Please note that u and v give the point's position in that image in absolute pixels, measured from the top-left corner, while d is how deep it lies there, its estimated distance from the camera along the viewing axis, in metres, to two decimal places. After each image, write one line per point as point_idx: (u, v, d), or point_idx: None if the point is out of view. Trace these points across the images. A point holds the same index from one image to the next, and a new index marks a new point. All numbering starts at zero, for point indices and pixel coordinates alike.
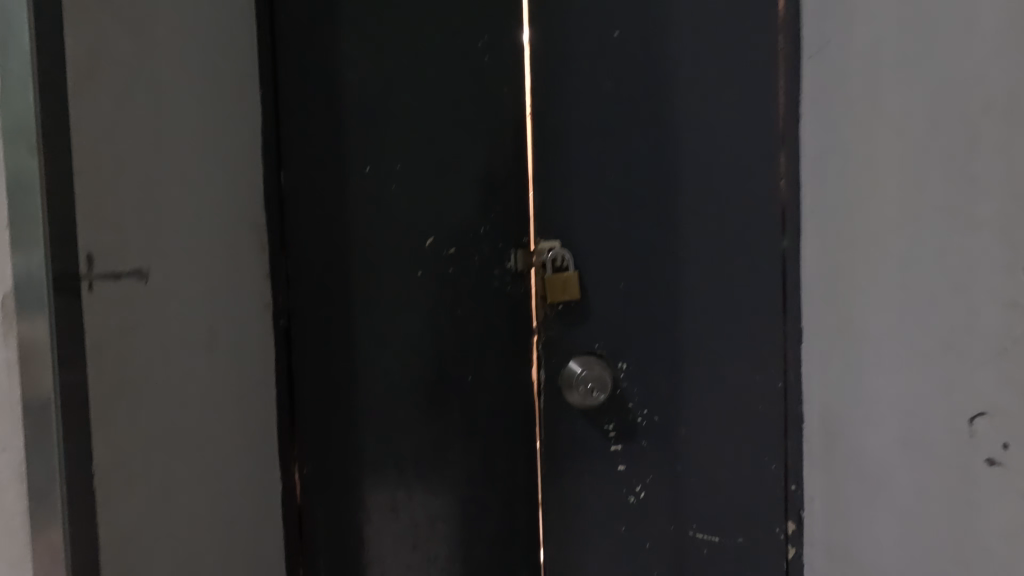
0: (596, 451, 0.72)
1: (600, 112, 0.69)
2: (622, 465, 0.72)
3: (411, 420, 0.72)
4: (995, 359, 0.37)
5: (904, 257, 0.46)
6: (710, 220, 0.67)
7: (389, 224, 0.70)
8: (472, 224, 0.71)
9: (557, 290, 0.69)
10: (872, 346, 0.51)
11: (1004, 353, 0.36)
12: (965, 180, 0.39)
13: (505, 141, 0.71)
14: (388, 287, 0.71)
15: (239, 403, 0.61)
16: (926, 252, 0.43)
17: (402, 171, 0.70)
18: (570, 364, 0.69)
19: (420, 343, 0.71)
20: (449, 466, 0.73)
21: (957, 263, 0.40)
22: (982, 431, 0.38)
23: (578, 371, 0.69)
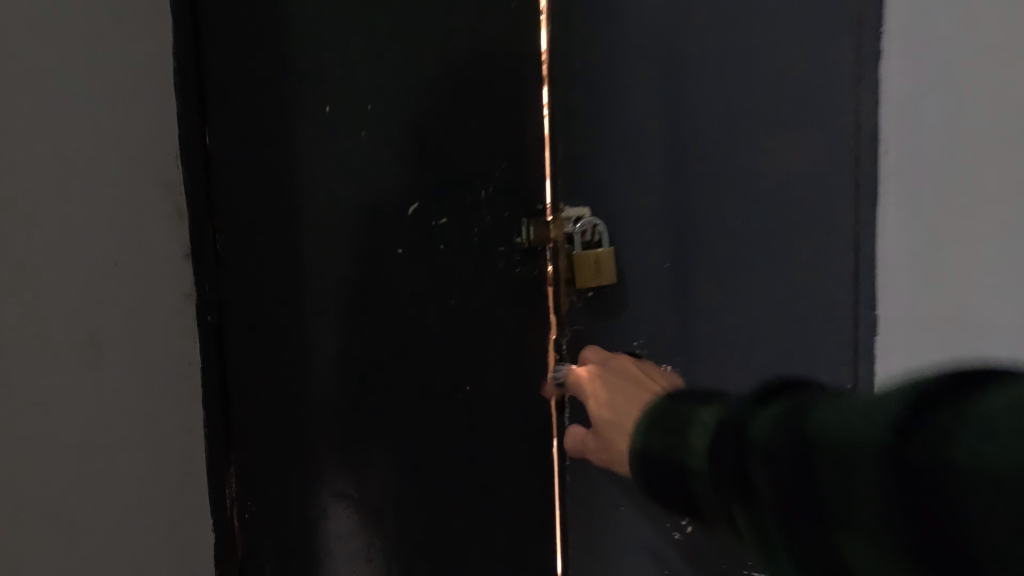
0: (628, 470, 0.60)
1: (641, 45, 0.54)
2: None
3: (392, 444, 0.56)
4: None
5: None
6: (775, 183, 0.55)
7: (360, 188, 0.52)
8: (470, 187, 0.54)
9: (589, 273, 0.55)
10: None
11: None
12: None
13: (515, 82, 0.54)
14: (360, 273, 0.53)
15: (144, 429, 0.46)
16: None
17: (378, 117, 0.52)
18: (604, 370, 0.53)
19: (404, 345, 0.55)
20: (442, 498, 0.58)
21: None
22: None
23: None
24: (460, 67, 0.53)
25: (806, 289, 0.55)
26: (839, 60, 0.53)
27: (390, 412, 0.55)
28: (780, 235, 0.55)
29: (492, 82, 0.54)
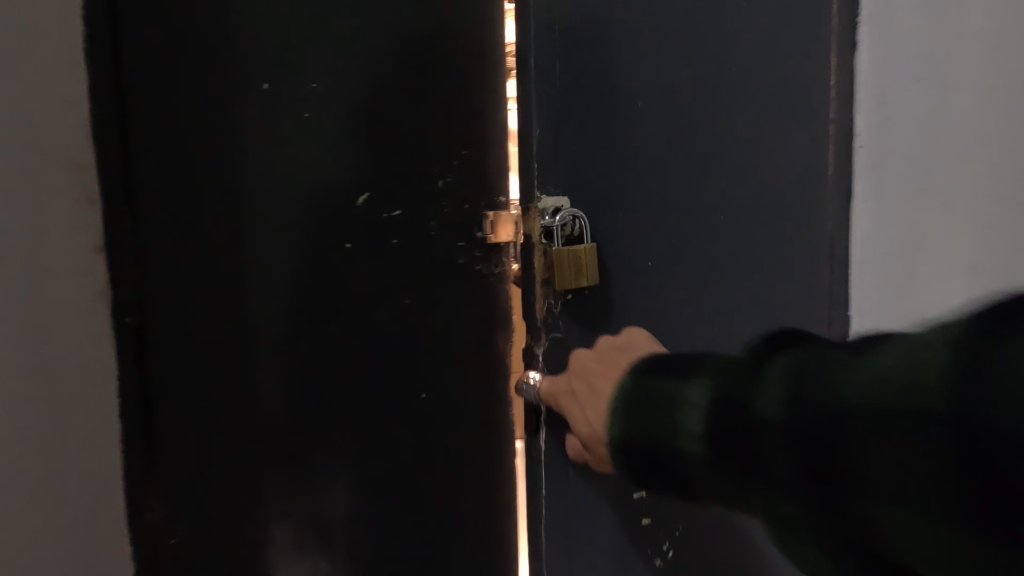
0: (621, 505, 0.51)
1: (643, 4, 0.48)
2: (647, 516, 0.52)
3: (338, 458, 0.51)
4: None
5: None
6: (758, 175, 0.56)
7: (305, 175, 0.48)
8: (425, 176, 0.50)
9: (569, 272, 0.46)
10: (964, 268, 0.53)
11: None
12: None
13: (481, 61, 0.50)
14: (304, 269, 0.48)
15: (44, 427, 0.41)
16: None
17: (325, 98, 0.47)
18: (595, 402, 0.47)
19: (354, 349, 0.50)
20: (393, 521, 0.52)
21: None
22: None
23: None
24: (414, 44, 0.49)
25: (779, 254, 0.58)
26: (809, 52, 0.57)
27: (337, 422, 0.50)
28: (758, 224, 0.56)
29: (455, 61, 0.49)
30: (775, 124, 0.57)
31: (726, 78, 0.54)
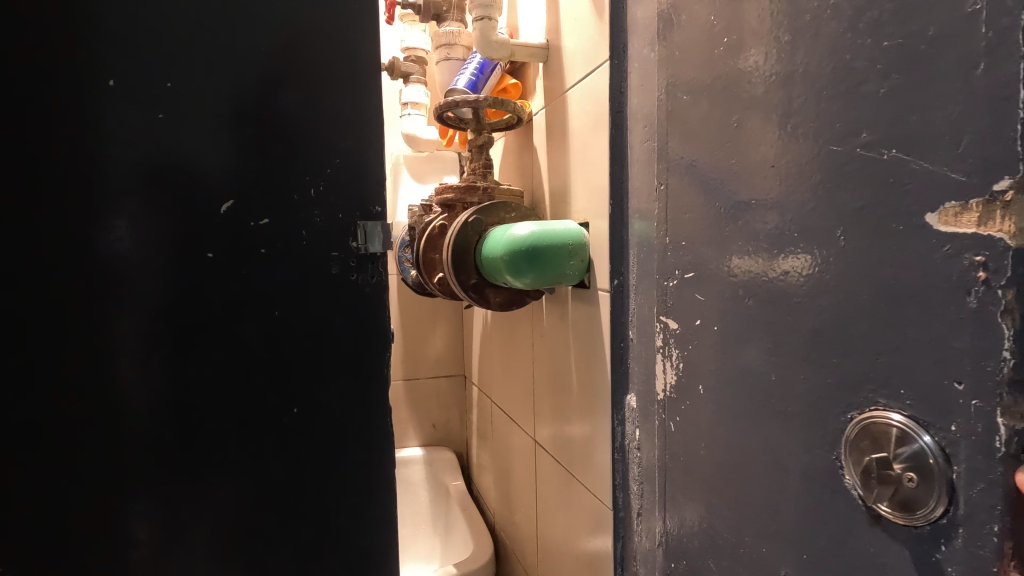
0: None
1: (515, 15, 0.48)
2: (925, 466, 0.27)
3: (208, 479, 0.49)
4: (905, 341, 0.28)
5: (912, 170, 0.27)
6: (699, 156, 0.45)
7: (165, 182, 0.45)
8: (297, 183, 0.49)
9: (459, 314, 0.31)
10: (851, 304, 0.30)
11: (939, 359, 0.26)
12: (895, 96, 0.28)
13: (347, 77, 0.50)
14: (166, 280, 0.46)
15: None
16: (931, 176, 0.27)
17: (188, 102, 0.45)
18: (899, 434, 0.28)
19: (219, 362, 0.48)
20: (268, 534, 0.51)
21: (864, 182, 0.30)
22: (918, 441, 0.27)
23: (900, 434, 0.28)
24: (283, 50, 0.48)
25: (689, 256, 0.47)
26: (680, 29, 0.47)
27: (204, 442, 0.48)
28: (698, 213, 0.46)
29: (326, 75, 0.49)
30: (691, 114, 0.46)
31: (683, 61, 0.47)
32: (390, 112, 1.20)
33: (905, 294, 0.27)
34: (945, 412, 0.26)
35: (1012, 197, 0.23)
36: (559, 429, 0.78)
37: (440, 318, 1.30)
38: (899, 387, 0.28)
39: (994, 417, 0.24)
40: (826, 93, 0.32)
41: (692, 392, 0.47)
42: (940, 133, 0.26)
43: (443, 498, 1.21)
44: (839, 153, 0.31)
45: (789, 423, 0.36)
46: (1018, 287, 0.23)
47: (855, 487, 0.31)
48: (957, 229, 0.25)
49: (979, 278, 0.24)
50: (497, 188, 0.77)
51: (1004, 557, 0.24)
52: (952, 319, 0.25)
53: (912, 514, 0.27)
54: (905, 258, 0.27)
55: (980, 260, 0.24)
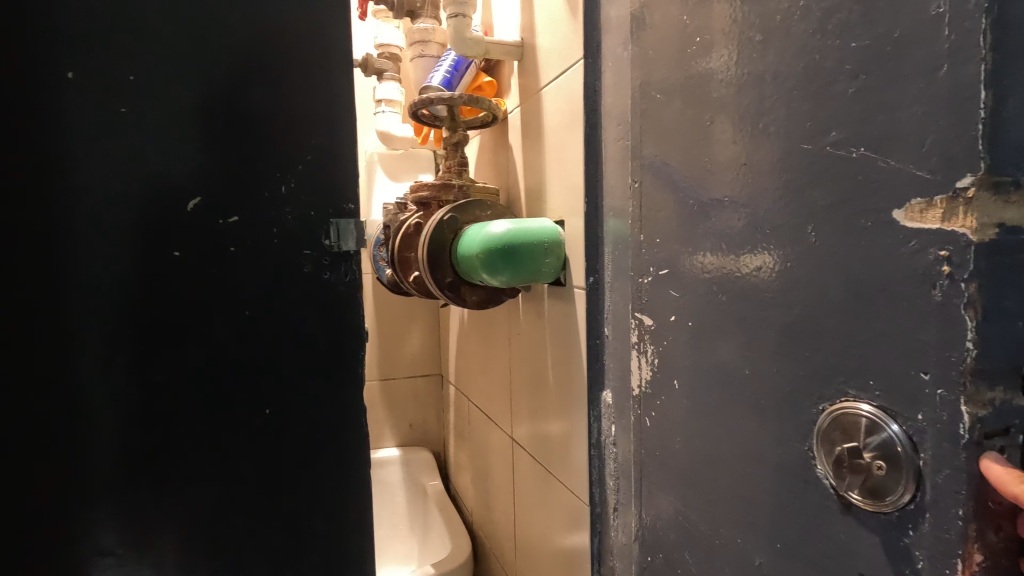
0: None
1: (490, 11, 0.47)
2: (895, 455, 0.27)
3: (178, 485, 0.47)
4: (874, 333, 0.28)
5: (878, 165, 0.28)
6: (671, 155, 0.46)
7: (127, 178, 0.43)
8: (267, 180, 0.48)
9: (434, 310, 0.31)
10: (820, 298, 0.31)
11: (907, 351, 0.27)
12: (858, 95, 0.29)
13: (318, 71, 0.49)
14: (130, 280, 0.44)
15: None
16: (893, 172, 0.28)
17: (152, 96, 0.44)
18: (869, 422, 0.29)
19: (187, 364, 0.46)
20: (240, 538, 0.50)
21: (831, 182, 0.30)
22: (888, 432, 0.28)
23: (869, 423, 0.29)
24: (252, 43, 0.47)
25: (664, 253, 0.47)
26: (653, 28, 0.48)
27: (172, 446, 0.47)
28: (671, 211, 0.46)
29: (296, 69, 0.48)
30: (664, 113, 0.46)
31: (656, 59, 0.47)
32: (363, 109, 1.18)
33: (873, 288, 0.28)
34: (912, 402, 0.27)
35: (973, 194, 0.24)
36: (536, 427, 0.79)
37: (416, 318, 1.29)
38: (869, 378, 0.29)
39: (958, 404, 0.25)
40: (796, 93, 0.33)
41: (668, 387, 0.48)
42: (905, 132, 0.26)
43: (421, 498, 1.20)
44: (808, 152, 0.32)
45: (763, 416, 0.36)
46: (978, 280, 0.24)
47: (827, 477, 0.31)
48: (921, 226, 0.26)
49: (942, 272, 0.25)
50: (473, 185, 0.76)
51: (966, 539, 0.25)
52: (916, 313, 0.26)
53: (879, 499, 0.28)
54: (873, 254, 0.28)
55: (943, 255, 0.25)
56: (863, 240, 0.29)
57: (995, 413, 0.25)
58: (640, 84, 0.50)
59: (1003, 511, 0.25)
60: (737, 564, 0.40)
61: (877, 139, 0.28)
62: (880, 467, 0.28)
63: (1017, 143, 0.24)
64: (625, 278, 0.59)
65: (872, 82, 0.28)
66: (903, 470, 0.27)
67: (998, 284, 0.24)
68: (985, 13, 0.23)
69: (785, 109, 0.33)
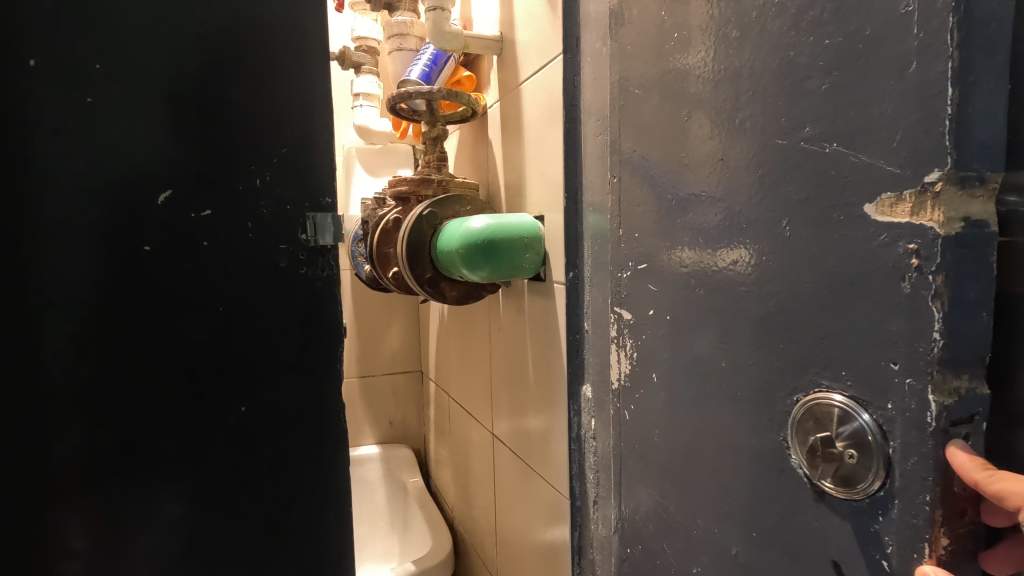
0: None
1: None
2: (865, 443, 0.28)
3: (150, 485, 0.46)
4: (845, 325, 0.29)
5: (849, 161, 0.28)
6: (649, 150, 0.46)
7: (94, 170, 0.42)
8: (241, 173, 0.47)
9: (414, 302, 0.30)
10: (793, 291, 0.32)
11: (876, 342, 0.28)
12: (830, 92, 0.29)
13: (294, 63, 0.49)
14: (98, 276, 0.43)
15: None
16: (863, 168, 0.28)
17: (120, 86, 0.42)
18: (841, 412, 0.29)
19: (159, 361, 0.45)
20: (215, 538, 0.49)
21: (804, 177, 0.31)
22: (859, 421, 0.28)
23: (841, 413, 0.29)
24: (225, 33, 0.46)
25: (642, 247, 0.48)
26: (631, 24, 0.48)
27: (144, 446, 0.45)
28: (649, 205, 0.46)
29: (271, 60, 0.48)
30: (642, 108, 0.47)
31: (634, 54, 0.47)
32: (341, 103, 1.16)
33: (845, 281, 0.29)
34: (882, 391, 0.27)
35: (941, 188, 0.25)
36: (517, 422, 0.79)
37: (395, 314, 1.28)
38: (840, 369, 0.29)
39: (926, 393, 0.26)
40: (772, 88, 0.33)
41: (646, 380, 0.48)
42: (875, 128, 0.27)
43: (401, 495, 1.20)
44: (783, 147, 0.32)
45: (738, 407, 0.37)
46: (946, 272, 0.25)
47: (801, 466, 0.32)
48: (892, 219, 0.27)
49: (912, 265, 0.26)
50: (452, 180, 0.76)
51: (932, 523, 0.26)
52: (885, 305, 0.27)
53: (850, 485, 0.29)
54: (845, 248, 0.29)
55: (912, 248, 0.26)
56: (834, 234, 0.29)
57: (961, 402, 0.26)
58: (618, 79, 0.50)
59: (966, 499, 0.26)
60: (714, 553, 0.40)
61: (848, 135, 0.28)
62: (851, 455, 0.29)
63: (981, 139, 0.25)
64: (604, 272, 0.59)
65: (844, 79, 0.29)
66: (874, 458, 0.28)
67: (964, 276, 0.25)
68: (953, 12, 0.24)
69: (760, 105, 0.34)
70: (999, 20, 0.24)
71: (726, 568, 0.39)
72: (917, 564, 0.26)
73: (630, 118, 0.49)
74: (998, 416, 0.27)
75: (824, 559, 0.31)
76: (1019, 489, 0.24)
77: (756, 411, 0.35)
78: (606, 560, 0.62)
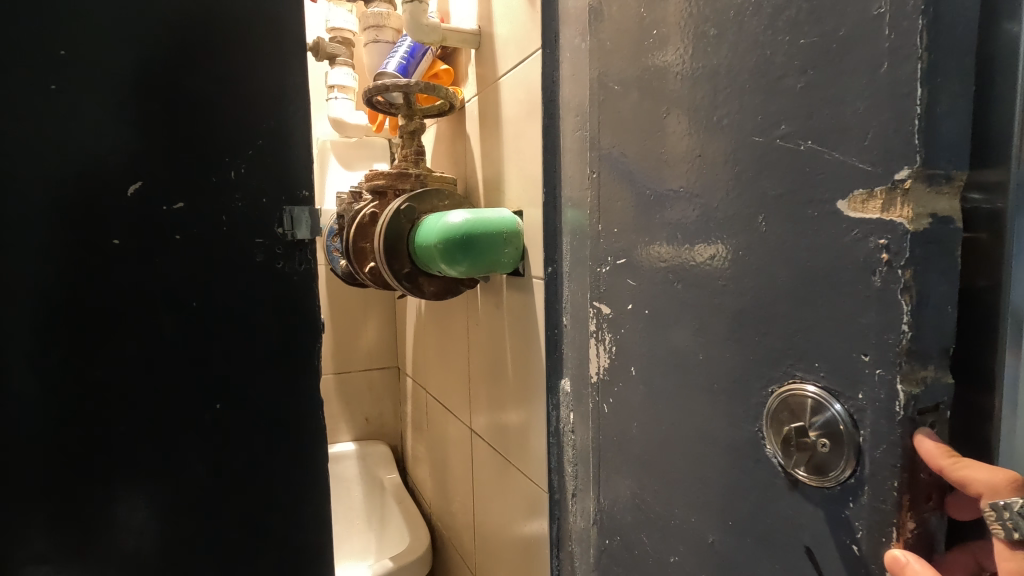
0: None
1: None
2: (836, 432, 0.29)
3: (121, 485, 0.45)
4: (819, 317, 0.30)
5: (823, 158, 0.29)
6: (627, 147, 0.47)
7: (59, 161, 0.41)
8: (215, 164, 0.46)
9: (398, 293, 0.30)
10: (768, 285, 0.33)
11: (849, 334, 0.28)
12: (805, 91, 0.30)
13: (268, 53, 0.48)
14: (63, 270, 0.41)
15: None
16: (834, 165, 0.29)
17: (86, 73, 0.41)
18: (816, 402, 0.30)
19: (129, 358, 0.44)
20: (189, 538, 0.48)
21: (781, 173, 0.32)
22: (832, 412, 0.29)
23: (816, 403, 0.30)
24: (196, 20, 0.44)
25: (621, 243, 0.48)
26: (610, 20, 0.48)
27: (113, 445, 0.44)
28: (628, 200, 0.47)
29: (245, 50, 0.46)
30: (621, 104, 0.47)
31: (614, 50, 0.48)
32: (315, 95, 1.14)
33: (817, 275, 0.30)
34: (853, 381, 0.28)
35: (910, 185, 0.25)
36: (495, 417, 0.79)
37: (371, 309, 1.27)
38: (813, 360, 0.30)
39: (895, 383, 0.27)
40: (748, 86, 0.34)
41: (624, 373, 0.49)
42: (848, 126, 0.28)
43: (378, 492, 1.19)
44: (759, 144, 0.33)
45: (715, 398, 0.38)
46: (914, 267, 0.26)
47: (775, 455, 0.33)
48: (863, 215, 0.28)
49: (882, 259, 0.27)
50: (430, 175, 0.75)
51: (899, 508, 0.27)
52: (857, 299, 0.28)
53: (821, 473, 0.30)
54: (819, 242, 0.30)
55: (882, 244, 0.27)
56: (809, 229, 0.30)
57: (927, 391, 0.27)
58: (597, 75, 0.50)
59: (931, 484, 0.27)
60: (691, 542, 0.41)
61: (822, 133, 0.29)
62: (823, 444, 0.30)
63: (947, 138, 0.25)
64: (583, 267, 0.59)
65: (818, 78, 0.29)
66: (845, 447, 0.29)
67: (931, 270, 0.26)
68: (922, 15, 0.25)
69: (737, 103, 0.35)
70: (964, 23, 0.25)
71: (703, 557, 0.40)
72: (886, 548, 0.27)
73: (609, 114, 0.49)
74: (960, 405, 0.28)
75: (797, 545, 0.32)
76: (981, 477, 0.25)
77: (732, 403, 0.36)
78: (584, 551, 0.63)
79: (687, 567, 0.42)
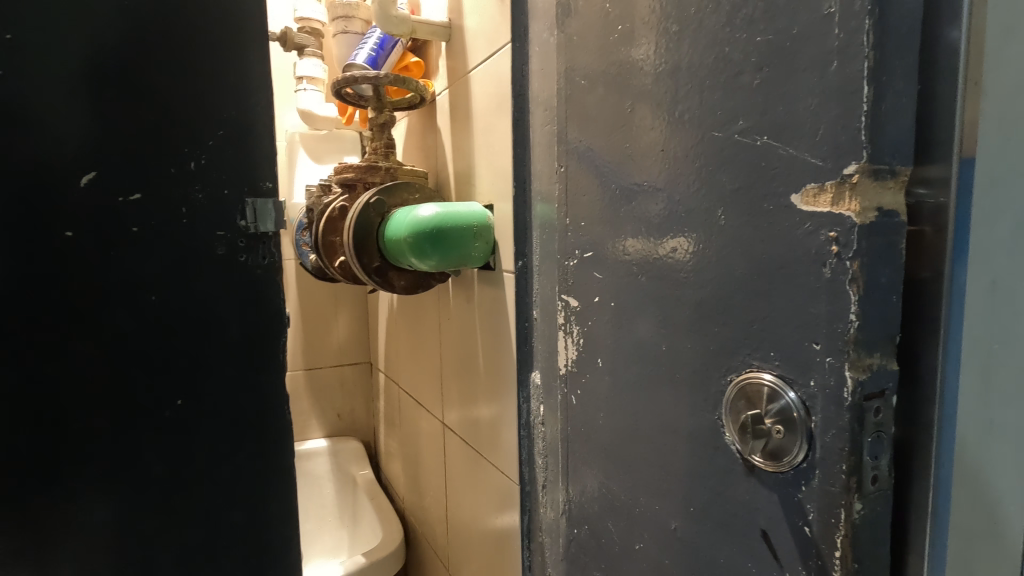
0: None
1: None
2: (790, 421, 0.30)
3: (77, 484, 0.44)
4: (773, 309, 0.31)
5: (778, 154, 0.30)
6: (595, 140, 0.47)
7: (9, 149, 0.39)
8: (175, 154, 0.45)
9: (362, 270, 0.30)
10: (725, 277, 0.34)
11: (801, 324, 0.29)
12: (762, 88, 0.31)
13: (229, 43, 0.47)
14: (15, 263, 0.40)
15: None
16: (785, 161, 0.30)
17: (36, 60, 0.40)
18: (773, 390, 0.31)
19: (84, 353, 0.43)
20: (150, 535, 0.47)
21: (741, 167, 0.32)
22: (787, 400, 0.30)
23: (773, 392, 0.31)
24: (154, 5, 0.43)
25: (589, 236, 0.49)
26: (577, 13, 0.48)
27: (70, 442, 0.43)
28: (596, 192, 0.47)
29: (205, 39, 0.45)
30: (590, 97, 0.47)
31: (581, 42, 0.48)
32: (284, 86, 1.12)
33: (771, 267, 0.31)
34: (806, 369, 0.29)
35: (857, 180, 0.26)
36: (467, 412, 0.79)
37: (342, 304, 1.26)
38: (769, 350, 0.31)
39: (843, 370, 0.28)
40: (708, 82, 0.34)
41: (591, 365, 0.49)
42: (801, 122, 0.29)
43: (350, 489, 1.18)
44: (718, 139, 0.34)
45: (677, 389, 0.39)
46: (862, 259, 0.27)
47: (734, 442, 0.34)
48: (815, 209, 0.28)
49: (832, 251, 0.28)
50: (400, 167, 0.74)
51: (847, 490, 0.28)
52: (809, 290, 0.29)
53: (774, 458, 0.31)
54: (774, 235, 0.31)
55: (832, 236, 0.28)
56: (768, 222, 0.31)
57: (874, 378, 0.28)
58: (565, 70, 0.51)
59: (877, 469, 0.28)
60: (654, 528, 0.42)
61: (777, 130, 0.30)
62: (778, 430, 0.31)
63: (893, 135, 0.27)
64: (552, 262, 0.59)
65: (775, 74, 0.30)
66: (799, 435, 0.30)
67: (877, 263, 0.27)
68: (868, 15, 0.26)
69: (697, 99, 0.35)
70: (908, 25, 0.26)
71: (666, 543, 0.41)
72: (835, 530, 0.28)
73: (576, 109, 0.49)
74: (906, 394, 0.29)
75: (754, 529, 0.33)
76: None
77: (692, 392, 0.37)
78: (554, 542, 0.64)
79: (651, 554, 0.43)
